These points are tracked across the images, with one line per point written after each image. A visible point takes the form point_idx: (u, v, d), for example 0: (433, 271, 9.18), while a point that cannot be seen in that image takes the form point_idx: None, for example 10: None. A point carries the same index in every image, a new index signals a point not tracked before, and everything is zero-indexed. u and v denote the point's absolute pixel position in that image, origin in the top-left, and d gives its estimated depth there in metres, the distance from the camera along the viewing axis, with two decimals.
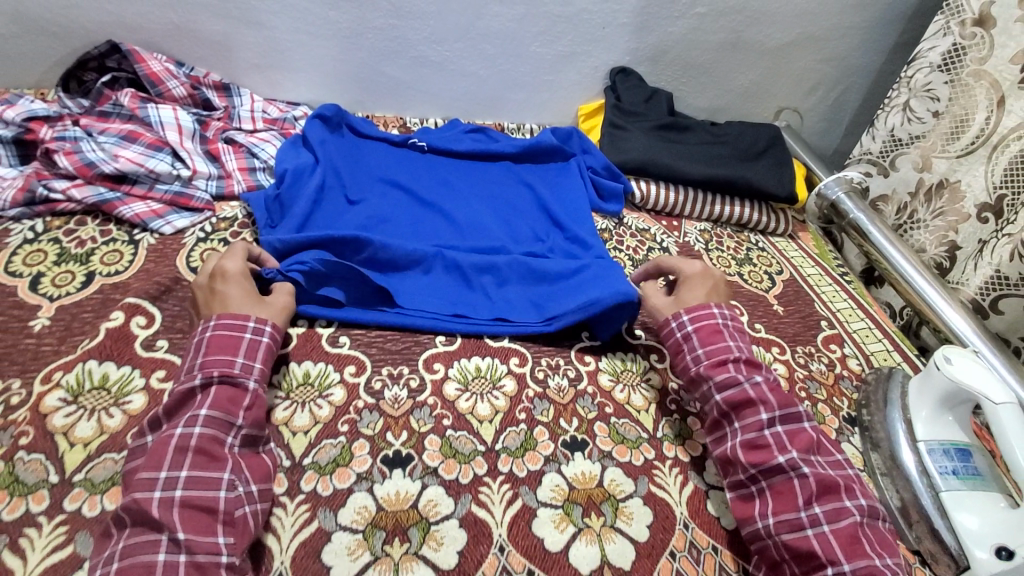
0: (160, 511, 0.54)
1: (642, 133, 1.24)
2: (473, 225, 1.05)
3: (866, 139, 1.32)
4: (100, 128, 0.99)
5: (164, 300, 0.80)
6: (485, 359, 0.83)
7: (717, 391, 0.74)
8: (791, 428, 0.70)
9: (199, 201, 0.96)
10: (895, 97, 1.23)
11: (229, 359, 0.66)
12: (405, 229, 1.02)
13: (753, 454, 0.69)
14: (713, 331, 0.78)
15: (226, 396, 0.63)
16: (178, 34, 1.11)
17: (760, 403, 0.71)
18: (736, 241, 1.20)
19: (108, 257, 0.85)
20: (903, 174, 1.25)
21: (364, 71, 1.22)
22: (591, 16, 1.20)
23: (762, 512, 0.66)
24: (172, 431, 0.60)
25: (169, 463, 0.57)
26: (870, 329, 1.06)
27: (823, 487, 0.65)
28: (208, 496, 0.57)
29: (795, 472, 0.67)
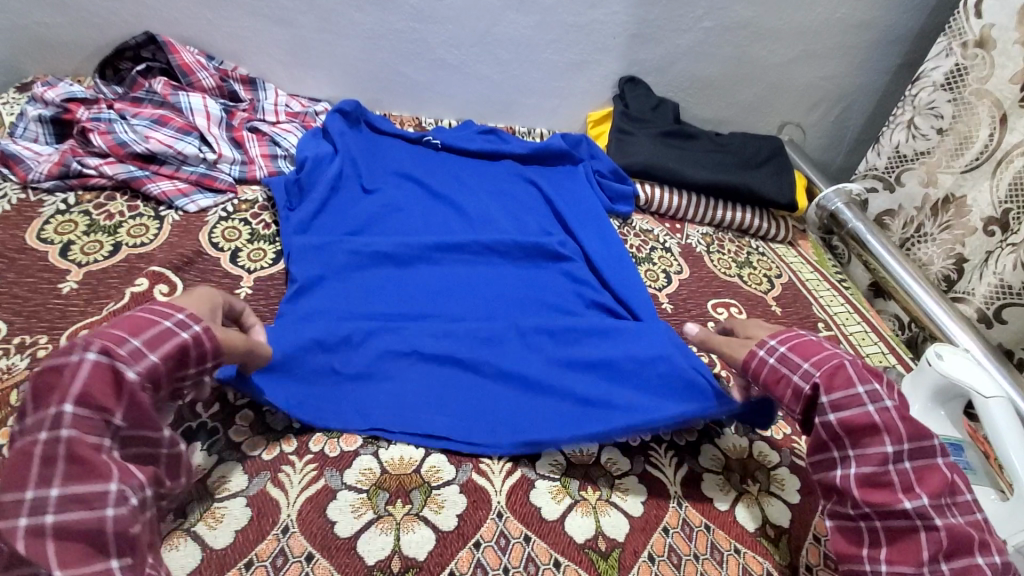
0: (27, 543, 0.46)
1: (649, 139, 1.28)
2: (482, 301, 0.93)
3: (872, 155, 1.36)
4: (133, 112, 1.04)
5: (186, 271, 0.84)
6: None
7: (834, 413, 0.65)
8: (920, 467, 0.61)
9: (223, 182, 1.00)
10: (900, 115, 1.28)
11: (119, 336, 0.54)
12: (399, 292, 0.90)
13: (870, 493, 0.62)
14: (816, 347, 0.69)
15: (98, 387, 0.51)
16: (211, 30, 1.17)
17: (886, 432, 0.62)
18: (737, 246, 1.23)
19: (135, 230, 0.89)
20: (908, 190, 1.29)
21: (383, 71, 1.28)
22: (603, 27, 1.26)
23: (872, 556, 0.62)
24: (33, 438, 0.49)
25: (35, 480, 0.48)
26: (867, 333, 1.07)
27: (956, 545, 0.58)
28: (86, 519, 0.48)
29: (922, 521, 0.59)
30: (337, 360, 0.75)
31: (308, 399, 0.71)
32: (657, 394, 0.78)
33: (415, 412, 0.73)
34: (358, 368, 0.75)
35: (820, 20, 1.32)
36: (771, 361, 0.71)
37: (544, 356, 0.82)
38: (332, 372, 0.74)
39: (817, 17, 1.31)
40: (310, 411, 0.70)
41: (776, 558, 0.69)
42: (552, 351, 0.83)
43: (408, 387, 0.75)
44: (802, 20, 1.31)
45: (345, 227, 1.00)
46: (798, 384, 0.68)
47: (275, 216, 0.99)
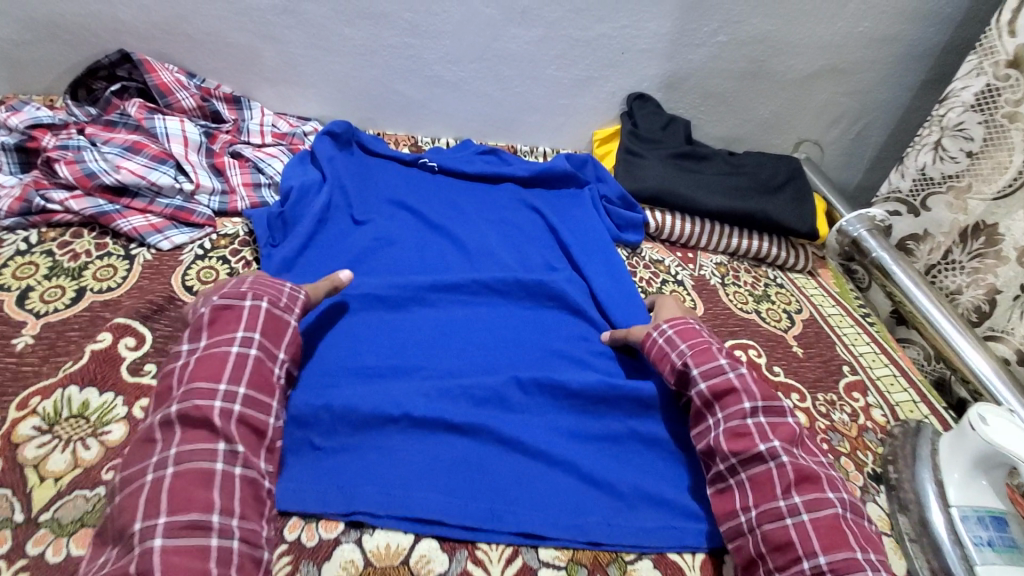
0: (221, 421, 0.61)
1: (659, 161, 1.20)
2: (479, 352, 0.86)
3: (895, 177, 1.26)
4: (105, 138, 0.96)
5: (155, 320, 0.76)
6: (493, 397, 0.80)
7: (703, 379, 0.75)
8: (773, 420, 0.71)
9: (201, 216, 0.92)
10: (926, 136, 1.19)
11: (279, 292, 0.74)
12: (388, 345, 0.84)
13: (735, 443, 0.70)
14: (693, 330, 0.81)
15: (274, 325, 0.71)
16: (192, 46, 1.09)
17: (743, 392, 0.73)
18: (753, 277, 1.15)
19: (101, 273, 0.82)
20: (935, 215, 1.20)
21: (377, 89, 1.20)
22: (611, 41, 1.18)
23: (743, 505, 0.67)
24: (228, 349, 0.66)
25: (228, 379, 0.64)
26: (895, 377, 0.99)
27: (803, 478, 0.66)
28: (260, 419, 0.64)
29: (773, 460, 0.67)
30: (315, 435, 0.70)
31: (288, 483, 0.66)
32: (668, 490, 0.73)
33: (405, 492, 0.66)
34: (338, 443, 0.70)
35: (843, 33, 1.23)
36: (660, 337, 0.82)
37: (547, 424, 0.77)
38: (311, 450, 0.69)
39: (839, 31, 1.23)
40: (291, 497, 0.64)
41: None
42: (556, 418, 0.77)
43: (401, 462, 0.69)
44: (824, 34, 1.23)
45: (330, 265, 0.93)
46: (676, 356, 0.79)
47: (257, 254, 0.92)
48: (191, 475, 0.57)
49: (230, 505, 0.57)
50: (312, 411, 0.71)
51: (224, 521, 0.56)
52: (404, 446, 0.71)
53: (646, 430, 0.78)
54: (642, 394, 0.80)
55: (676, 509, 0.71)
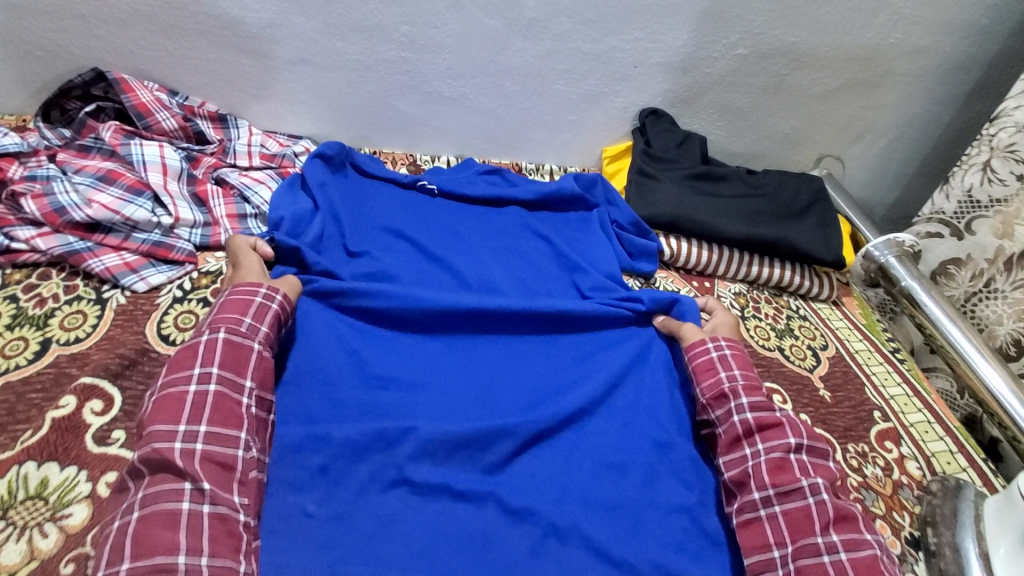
0: (183, 461, 0.59)
1: (673, 183, 1.12)
2: (485, 398, 0.81)
3: (938, 198, 1.18)
4: (77, 166, 0.89)
5: (126, 378, 0.70)
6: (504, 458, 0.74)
7: (752, 410, 0.77)
8: (815, 459, 0.72)
9: (180, 252, 0.85)
10: (974, 156, 1.11)
11: (237, 319, 0.72)
12: (387, 394, 0.78)
13: (777, 476, 0.70)
14: (746, 362, 0.84)
15: (233, 356, 0.69)
16: (173, 62, 1.02)
17: (791, 427, 0.74)
18: (775, 308, 1.08)
19: (69, 321, 0.75)
20: (979, 240, 1.12)
21: (372, 105, 1.12)
22: (623, 55, 1.10)
23: (778, 540, 0.67)
24: (186, 389, 0.65)
25: (188, 418, 0.63)
26: (930, 424, 0.92)
27: (841, 517, 0.66)
28: (226, 453, 0.63)
29: (814, 497, 0.67)
30: (310, 502, 0.66)
31: (288, 562, 0.61)
32: (689, 563, 0.69)
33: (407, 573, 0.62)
34: (334, 510, 0.66)
35: (871, 45, 1.15)
36: (715, 357, 0.84)
37: (556, 492, 0.73)
38: (304, 518, 0.65)
39: (868, 42, 1.15)
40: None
41: None
42: (567, 480, 0.74)
43: (403, 536, 0.65)
44: (851, 46, 1.15)
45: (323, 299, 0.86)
46: (725, 380, 0.81)
47: None
48: (157, 517, 0.56)
49: (200, 544, 0.55)
50: (305, 474, 0.68)
51: (192, 562, 0.54)
52: (405, 516, 0.67)
53: (663, 496, 0.74)
54: (648, 455, 0.78)
55: None
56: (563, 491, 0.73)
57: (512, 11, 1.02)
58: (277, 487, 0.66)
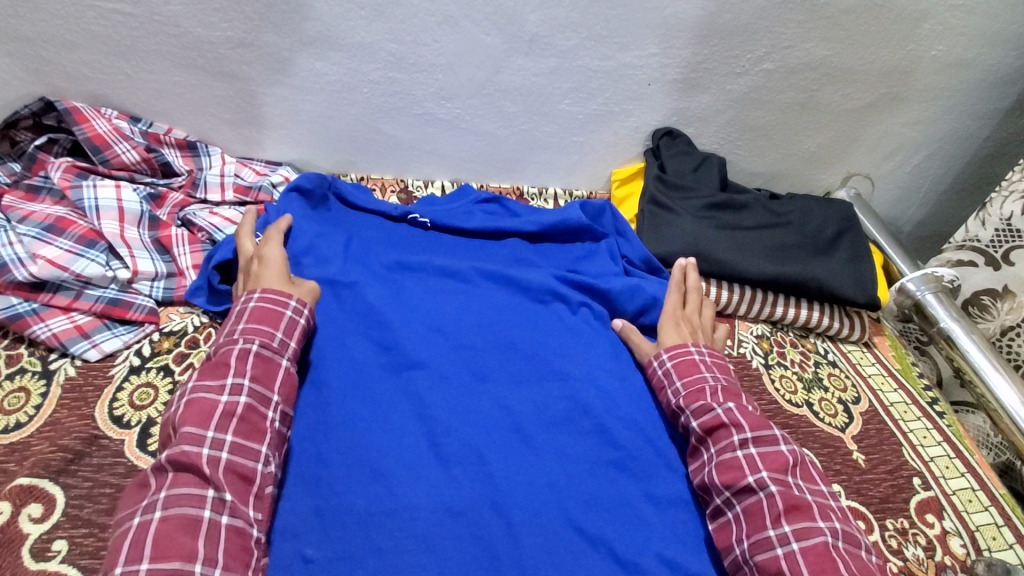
0: (210, 469, 0.58)
1: (690, 214, 1.02)
2: (473, 415, 0.77)
3: (972, 223, 1.08)
4: (22, 211, 0.79)
5: (71, 474, 0.61)
6: (505, 480, 0.70)
7: (694, 418, 0.76)
8: (763, 449, 0.71)
9: (139, 311, 0.76)
10: (1015, 181, 1.00)
11: (269, 333, 0.70)
12: (370, 428, 0.72)
13: (725, 474, 0.70)
14: (691, 364, 0.82)
15: (265, 370, 0.67)
16: (134, 87, 0.91)
17: (732, 425, 0.73)
18: (801, 353, 0.98)
19: (9, 401, 0.66)
20: (1018, 271, 1.01)
21: (358, 129, 1.02)
22: (636, 72, 0.99)
23: (739, 539, 0.67)
24: (219, 396, 0.63)
25: (216, 425, 0.61)
26: (974, 491, 0.84)
27: (791, 507, 0.65)
28: (248, 466, 0.61)
29: (763, 491, 0.67)
30: (308, 546, 0.62)
31: None
32: (699, 565, 0.68)
33: None
34: (333, 551, 0.62)
35: (911, 57, 1.03)
36: (659, 371, 0.83)
37: (556, 505, 0.70)
38: (303, 564, 0.61)
39: (908, 55, 1.03)
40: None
41: None
42: (568, 485, 0.72)
43: (406, 568, 0.62)
44: (889, 59, 1.03)
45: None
46: (672, 396, 0.80)
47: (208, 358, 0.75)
48: (177, 521, 0.54)
49: (215, 555, 0.54)
50: (302, 520, 0.64)
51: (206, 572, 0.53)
52: (405, 548, 0.63)
53: (661, 490, 0.74)
54: (649, 455, 0.77)
55: None
56: (564, 508, 0.69)
57: (511, 27, 0.90)
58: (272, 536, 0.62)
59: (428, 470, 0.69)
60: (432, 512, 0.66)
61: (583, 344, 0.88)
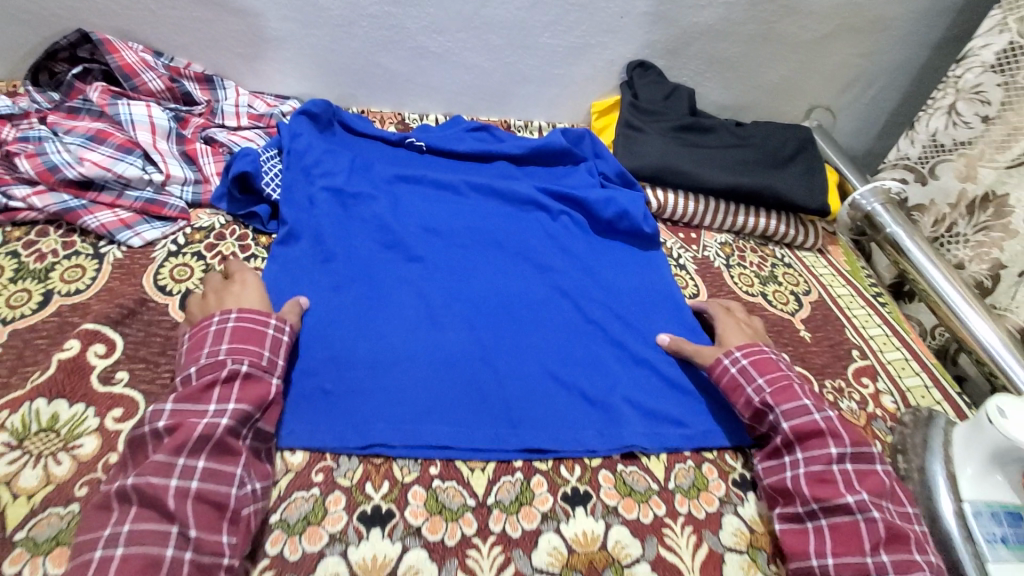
0: (175, 502, 0.54)
1: (660, 135, 1.12)
2: (465, 294, 0.88)
3: (903, 143, 1.18)
4: (67, 126, 0.90)
5: (127, 325, 0.73)
6: (493, 341, 0.82)
7: (786, 419, 0.71)
8: (861, 468, 0.66)
9: (173, 209, 0.88)
10: (939, 99, 1.09)
11: (257, 352, 0.67)
12: (376, 301, 0.83)
13: (818, 489, 0.65)
14: (772, 363, 0.76)
15: (252, 389, 0.63)
16: (159, 23, 1.02)
17: (830, 436, 0.68)
18: (760, 257, 1.09)
19: (69, 274, 0.77)
20: (943, 184, 1.12)
21: (358, 63, 1.12)
22: (609, 5, 1.09)
23: (818, 551, 0.63)
24: (197, 419, 0.59)
25: (189, 451, 0.57)
26: (907, 361, 0.95)
27: (893, 536, 0.61)
28: (221, 492, 0.56)
29: (862, 514, 0.63)
30: (326, 381, 0.73)
31: (310, 422, 0.69)
32: (662, 404, 0.79)
33: (417, 426, 0.71)
34: (347, 385, 0.73)
35: None
36: (734, 369, 0.77)
37: (537, 359, 0.81)
38: (322, 394, 0.71)
39: None
40: (330, 436, 0.68)
41: None
42: (547, 346, 0.83)
43: (410, 400, 0.73)
44: None
45: (287, 218, 0.90)
46: (753, 394, 0.74)
47: (234, 248, 0.87)
48: (136, 562, 0.50)
49: None
50: (319, 363, 0.75)
51: None
52: (408, 385, 0.74)
53: (630, 353, 0.85)
54: (619, 327, 0.88)
55: (663, 418, 0.78)
56: (544, 362, 0.81)
57: None
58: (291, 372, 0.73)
59: (427, 332, 0.81)
60: (431, 361, 0.78)
61: (561, 245, 0.99)
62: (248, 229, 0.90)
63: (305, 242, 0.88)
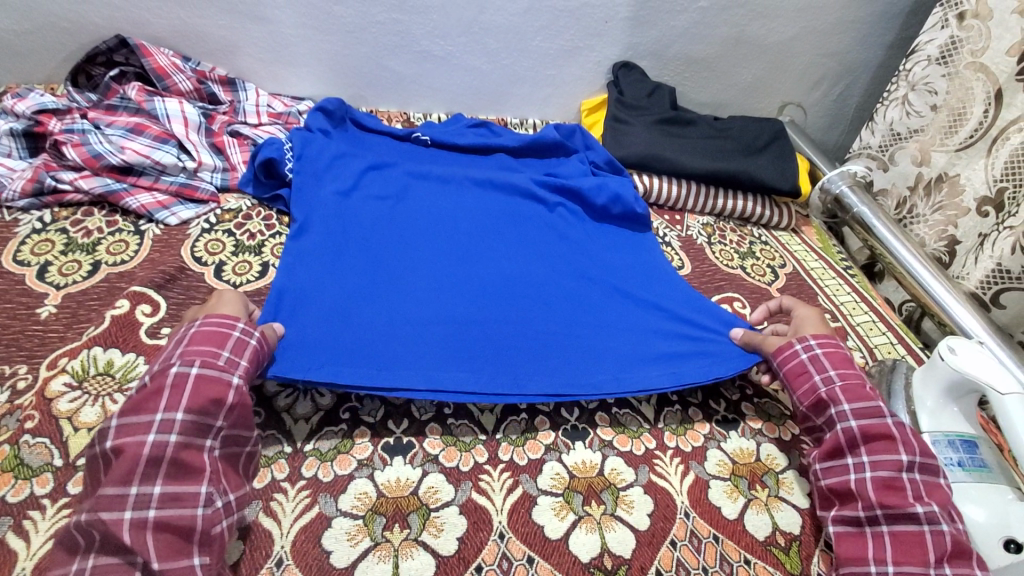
0: (132, 535, 0.52)
1: (644, 127, 1.23)
2: (475, 270, 0.94)
3: (865, 134, 1.30)
4: (107, 120, 1.00)
5: (168, 289, 0.81)
6: (502, 308, 0.89)
7: (854, 416, 0.71)
8: (928, 480, 0.66)
9: (204, 192, 0.97)
10: (895, 91, 1.21)
11: (213, 352, 0.63)
12: (394, 276, 0.90)
13: (885, 495, 0.65)
14: (843, 358, 0.76)
15: (206, 396, 0.60)
16: (187, 32, 1.12)
17: (901, 442, 0.68)
18: (739, 236, 1.19)
19: (114, 247, 0.86)
20: (901, 170, 1.22)
21: (368, 66, 1.23)
22: (595, 11, 1.20)
23: (877, 557, 0.63)
24: (143, 439, 0.56)
25: (140, 478, 0.54)
26: (874, 322, 1.04)
27: (957, 551, 0.61)
28: (182, 516, 0.54)
29: (930, 525, 0.62)
30: (354, 338, 0.78)
31: (342, 369, 0.74)
32: (669, 346, 0.87)
33: (442, 377, 0.77)
34: (374, 344, 0.78)
35: None
36: (804, 357, 0.77)
37: (547, 323, 0.88)
38: (351, 350, 0.77)
39: None
40: (364, 380, 0.73)
41: (788, 569, 0.67)
42: (553, 315, 0.90)
43: (432, 357, 0.79)
44: None
45: (299, 209, 0.95)
46: (820, 383, 0.75)
47: (260, 226, 0.96)
48: None
49: None
50: (346, 327, 0.80)
51: None
52: (429, 345, 0.80)
53: (630, 319, 0.91)
54: (616, 298, 0.95)
55: (668, 359, 0.85)
56: (552, 327, 0.87)
57: None
58: (319, 331, 0.78)
59: (443, 301, 0.87)
60: (449, 326, 0.84)
61: (559, 231, 1.06)
62: (272, 210, 0.99)
63: (322, 221, 0.94)
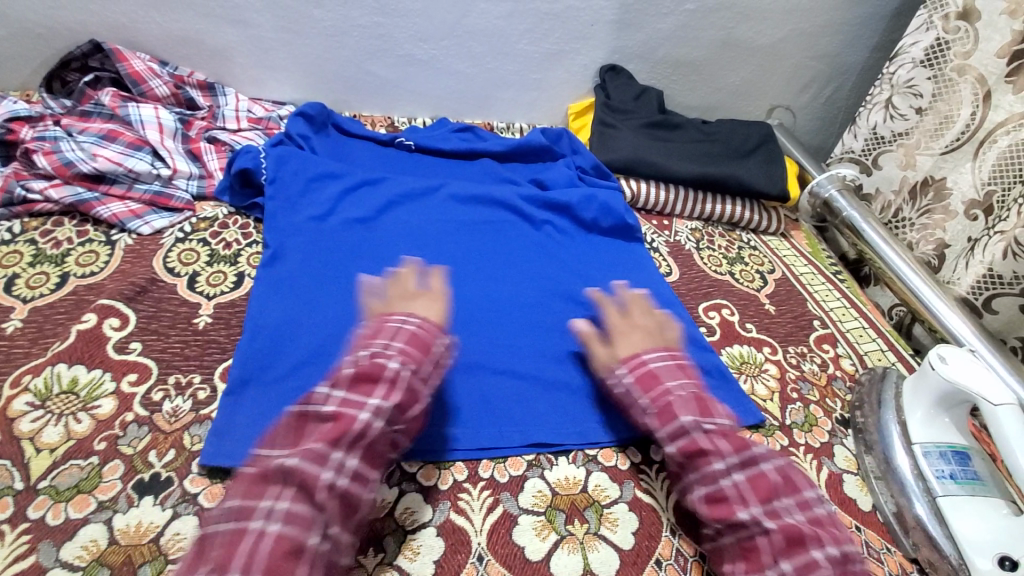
0: (324, 495, 0.55)
1: (632, 131, 1.21)
2: (462, 299, 0.90)
3: (848, 138, 1.29)
4: (80, 127, 0.98)
5: (139, 301, 0.79)
6: (489, 339, 0.85)
7: (669, 442, 0.69)
8: (751, 476, 0.64)
9: (179, 201, 0.94)
10: (878, 95, 1.20)
11: (420, 355, 0.68)
12: None
13: (714, 509, 0.64)
14: (649, 376, 0.74)
15: (407, 396, 0.64)
16: (163, 35, 1.10)
17: (713, 452, 0.66)
18: (728, 240, 1.18)
19: (84, 258, 0.83)
20: (886, 173, 1.22)
21: (351, 70, 1.21)
22: (580, 13, 1.19)
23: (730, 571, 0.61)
24: (357, 413, 0.60)
25: (342, 448, 0.58)
26: (864, 329, 1.03)
27: (792, 543, 0.59)
28: (360, 492, 0.58)
29: (757, 529, 0.60)
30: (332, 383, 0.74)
31: None
32: None
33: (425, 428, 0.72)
34: None
35: None
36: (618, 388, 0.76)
37: (536, 359, 0.84)
38: None
39: None
40: None
41: None
42: (543, 347, 0.85)
43: None
44: None
45: (275, 236, 0.90)
46: (641, 414, 0.73)
47: (237, 235, 0.93)
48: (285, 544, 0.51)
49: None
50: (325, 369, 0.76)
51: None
52: None
53: None
54: None
55: None
56: (542, 363, 0.83)
57: None
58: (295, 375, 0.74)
59: None
60: None
61: (547, 252, 1.02)
62: (250, 219, 0.97)
63: (299, 245, 0.90)
